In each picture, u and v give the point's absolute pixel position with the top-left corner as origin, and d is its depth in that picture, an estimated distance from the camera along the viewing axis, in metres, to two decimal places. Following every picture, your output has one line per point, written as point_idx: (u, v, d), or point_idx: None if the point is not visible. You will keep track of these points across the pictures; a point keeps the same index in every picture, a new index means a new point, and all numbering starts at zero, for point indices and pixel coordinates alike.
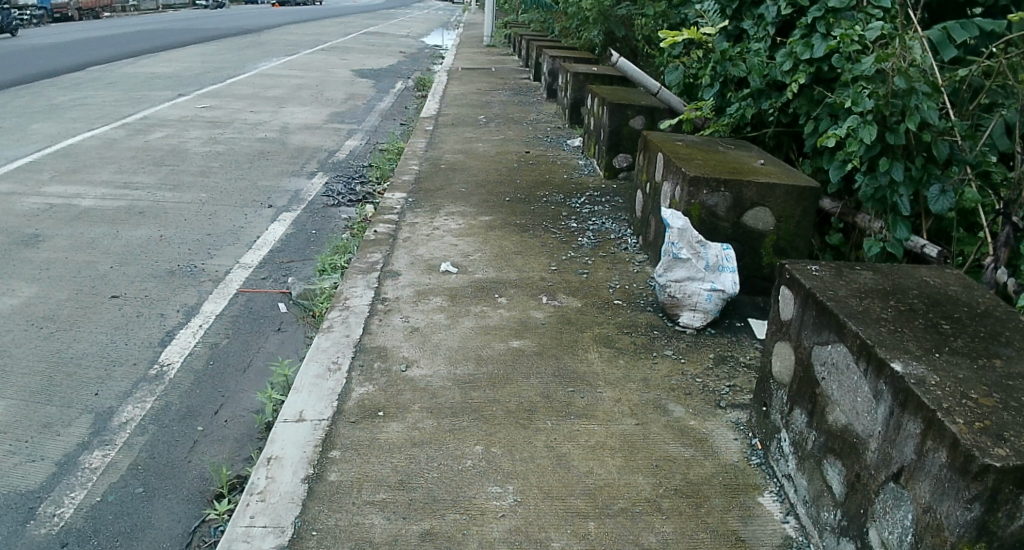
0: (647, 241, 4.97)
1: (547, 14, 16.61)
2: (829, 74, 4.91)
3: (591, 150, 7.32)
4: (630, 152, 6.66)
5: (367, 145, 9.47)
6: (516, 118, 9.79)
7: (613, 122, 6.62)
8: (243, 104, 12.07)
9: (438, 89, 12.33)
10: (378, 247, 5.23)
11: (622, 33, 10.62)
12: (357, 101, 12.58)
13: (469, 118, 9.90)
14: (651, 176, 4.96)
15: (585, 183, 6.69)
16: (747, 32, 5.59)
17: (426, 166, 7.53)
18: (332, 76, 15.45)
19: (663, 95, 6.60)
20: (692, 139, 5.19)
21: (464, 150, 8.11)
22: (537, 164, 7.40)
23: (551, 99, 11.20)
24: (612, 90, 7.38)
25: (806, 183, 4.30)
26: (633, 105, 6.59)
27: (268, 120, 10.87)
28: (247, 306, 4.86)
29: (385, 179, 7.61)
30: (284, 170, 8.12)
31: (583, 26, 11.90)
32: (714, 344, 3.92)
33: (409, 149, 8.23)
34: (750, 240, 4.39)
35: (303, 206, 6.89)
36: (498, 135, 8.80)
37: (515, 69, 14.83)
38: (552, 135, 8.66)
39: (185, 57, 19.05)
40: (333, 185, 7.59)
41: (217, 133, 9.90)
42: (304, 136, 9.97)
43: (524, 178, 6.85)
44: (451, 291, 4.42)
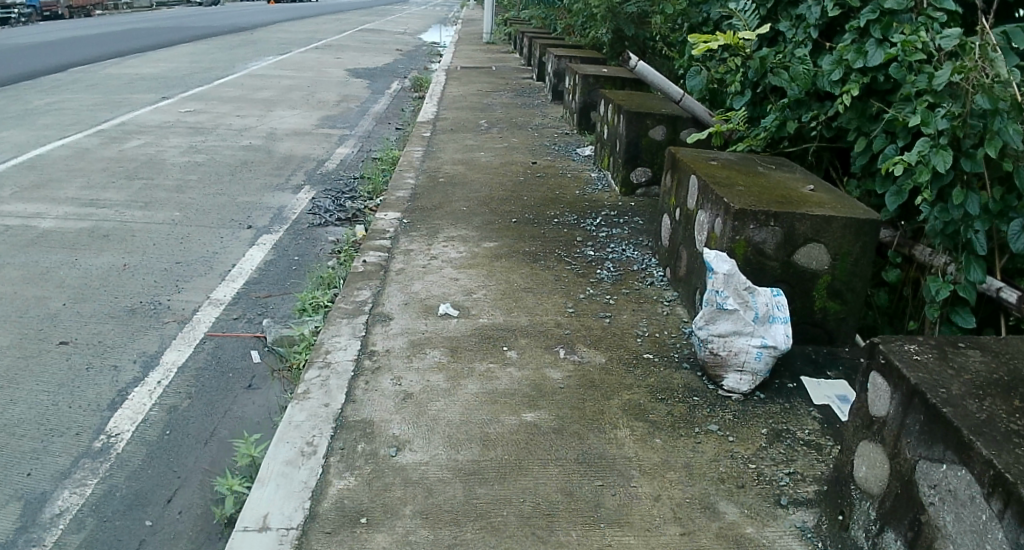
0: (676, 276, 4.33)
1: (549, 10, 15.98)
2: (884, 85, 4.26)
3: (604, 162, 6.66)
4: (648, 165, 6.01)
5: (360, 154, 8.82)
6: (520, 123, 9.15)
7: (630, 133, 5.95)
8: (229, 108, 11.45)
9: (436, 91, 11.70)
10: (368, 280, 4.58)
11: (633, 31, 9.97)
12: (350, 103, 11.93)
13: (469, 123, 9.26)
14: (680, 200, 4.32)
15: (598, 199, 6.04)
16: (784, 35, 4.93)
17: (422, 179, 6.88)
18: (326, 76, 14.81)
19: (686, 103, 5.81)
20: (726, 157, 4.56)
21: (464, 160, 7.46)
22: (545, 177, 6.75)
23: (556, 102, 10.54)
24: (628, 96, 6.70)
25: (867, 215, 3.69)
26: (653, 114, 5.93)
27: (255, 126, 10.24)
28: (214, 355, 4.25)
29: (377, 193, 6.97)
30: (268, 183, 7.48)
31: (590, 24, 11.24)
32: (763, 414, 3.29)
33: (405, 159, 7.59)
34: (801, 281, 3.77)
35: (288, 226, 6.24)
36: (500, 142, 8.16)
37: (517, 68, 14.19)
38: (560, 143, 8.01)
39: (174, 56, 18.45)
40: (321, 199, 6.95)
41: (198, 142, 9.28)
42: (292, 143, 9.32)
43: (532, 194, 6.19)
44: (451, 340, 3.77)
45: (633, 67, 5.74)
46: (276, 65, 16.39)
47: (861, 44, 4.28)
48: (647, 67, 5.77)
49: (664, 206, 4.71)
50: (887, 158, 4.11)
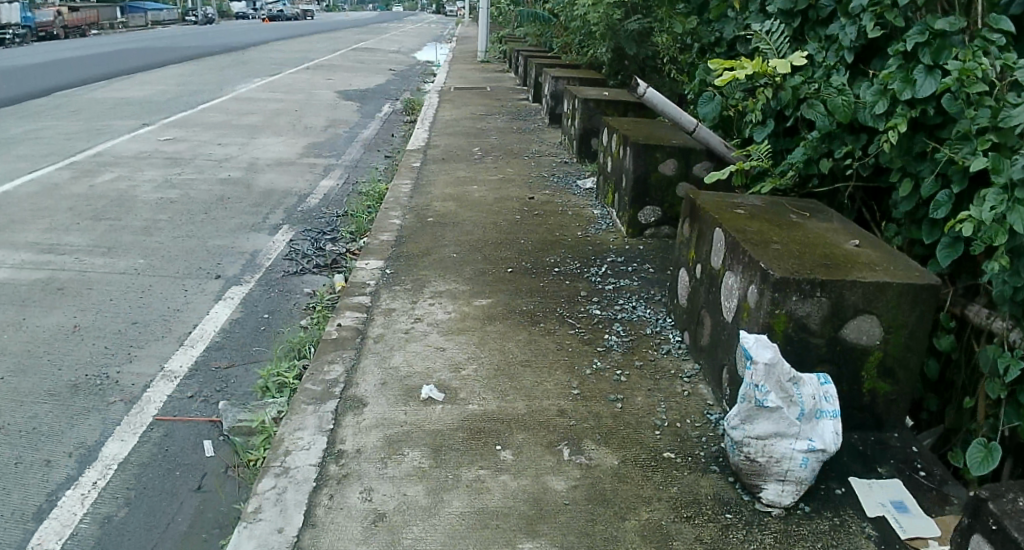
0: (696, 345, 3.74)
1: (544, 27, 15.49)
2: (934, 119, 3.67)
3: (608, 198, 6.07)
4: (658, 204, 5.43)
5: (345, 186, 8.24)
6: (516, 150, 8.59)
7: (638, 168, 5.36)
8: (211, 136, 10.90)
9: (428, 114, 11.15)
10: (341, 349, 3.99)
11: (634, 50, 9.43)
12: (339, 128, 11.36)
13: (462, 151, 8.70)
14: (702, 254, 3.71)
15: (603, 242, 5.44)
16: (814, 59, 4.36)
17: (410, 218, 6.29)
18: (315, 99, 14.29)
19: (701, 134, 5.22)
20: (751, 201, 3.96)
21: (455, 194, 6.88)
22: (543, 214, 6.18)
23: (553, 125, 9.98)
24: (633, 124, 6.11)
25: (925, 281, 3.10)
26: (663, 146, 5.34)
27: (236, 155, 9.69)
28: (161, 447, 3.69)
29: (361, 234, 6.40)
30: (244, 223, 6.91)
31: (589, 43, 10.69)
32: (810, 535, 2.73)
33: (392, 194, 6.99)
34: (849, 359, 3.18)
35: (260, 274, 5.68)
36: (495, 173, 7.59)
37: (513, 88, 13.66)
38: (559, 174, 7.44)
39: (161, 79, 17.94)
40: (299, 241, 6.37)
41: (174, 174, 8.71)
42: (274, 175, 8.74)
43: (530, 237, 5.60)
44: (434, 436, 3.18)
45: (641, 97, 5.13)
46: (265, 88, 15.85)
47: (907, 71, 3.72)
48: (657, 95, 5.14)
49: (680, 258, 4.11)
50: (940, 205, 3.54)
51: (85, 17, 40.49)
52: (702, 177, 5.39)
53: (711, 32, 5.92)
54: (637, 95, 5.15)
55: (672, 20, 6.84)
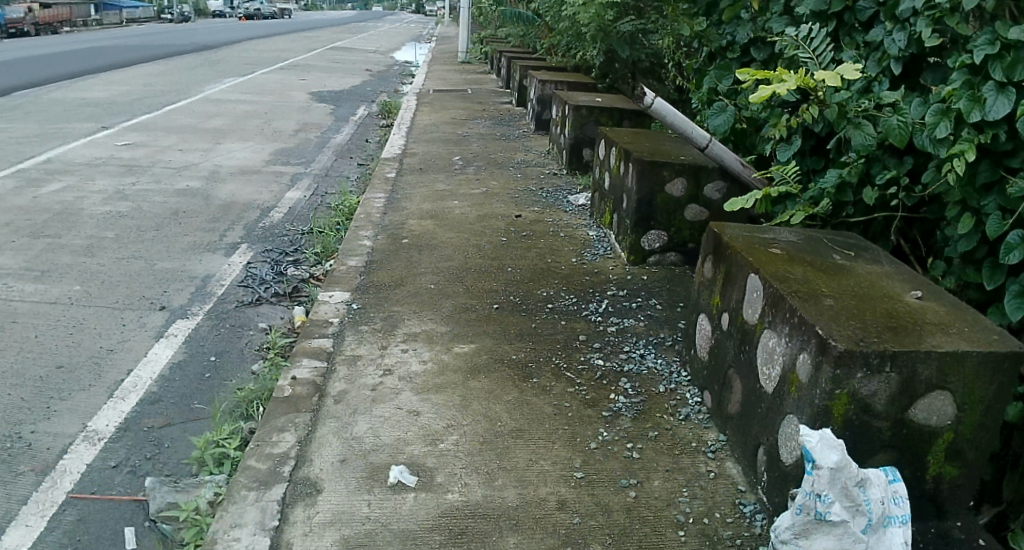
0: (722, 412, 3.13)
1: (527, 28, 14.93)
2: (1006, 145, 3.06)
3: (605, 219, 5.45)
4: (664, 228, 4.81)
5: (314, 199, 7.54)
6: (500, 159, 7.95)
7: (642, 188, 4.73)
8: (172, 141, 10.17)
9: (406, 119, 10.50)
10: (295, 410, 3.33)
11: (626, 53, 8.85)
12: (309, 133, 10.64)
13: (442, 160, 8.04)
14: (730, 303, 3.13)
15: (602, 270, 4.81)
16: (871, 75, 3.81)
17: (382, 237, 5.61)
18: (287, 101, 13.58)
19: (714, 149, 4.58)
20: (786, 238, 3.39)
21: (433, 210, 6.21)
22: (532, 234, 5.54)
23: (539, 132, 9.33)
24: (634, 137, 5.48)
25: (1011, 352, 2.49)
26: (671, 164, 4.72)
27: (197, 163, 8.97)
28: (71, 537, 3.01)
29: (327, 256, 5.74)
30: (198, 242, 6.21)
31: (577, 45, 10.07)
32: None
33: (363, 210, 6.31)
34: (914, 444, 2.57)
35: (210, 305, 5.00)
36: (477, 185, 6.94)
37: (494, 91, 13.05)
38: (548, 187, 6.81)
39: (126, 78, 17.13)
40: (257, 264, 5.69)
41: (126, 184, 7.99)
42: (237, 185, 8.03)
43: (519, 264, 4.95)
44: (406, 540, 2.53)
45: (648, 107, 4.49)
46: (235, 89, 15.08)
47: (975, 87, 3.12)
48: (668, 106, 4.51)
49: (698, 299, 3.51)
50: (1012, 248, 2.89)
51: (56, 13, 39.35)
52: (714, 198, 4.78)
53: (726, 33, 5.29)
54: (644, 105, 4.51)
55: (675, 22, 6.28)
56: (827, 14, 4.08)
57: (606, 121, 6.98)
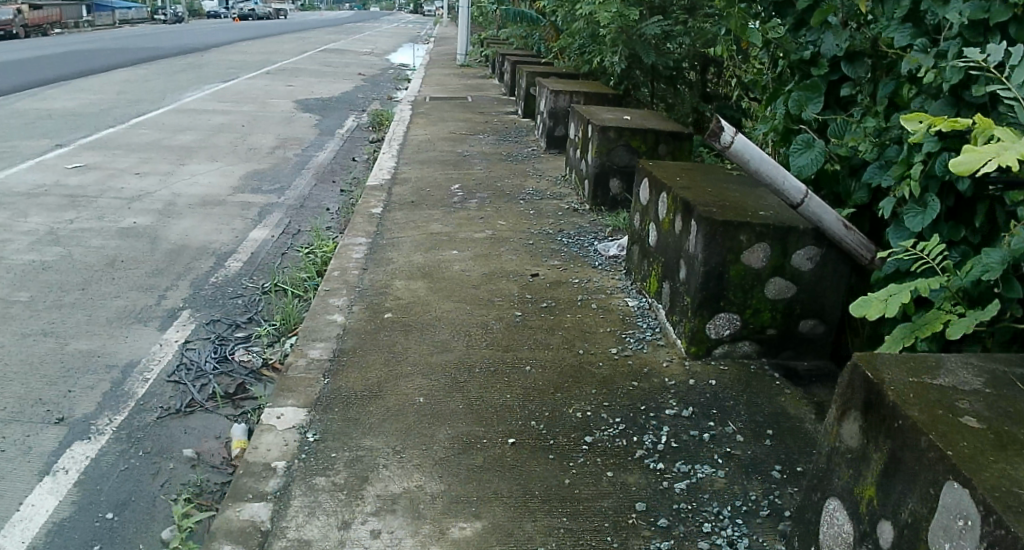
0: None
1: (531, 28, 13.80)
2: None
3: (646, 286, 4.20)
4: (737, 310, 3.58)
5: (284, 239, 6.20)
6: (507, 186, 6.65)
7: (710, 258, 3.47)
8: (132, 161, 8.82)
9: (398, 134, 9.22)
10: None
11: (652, 58, 7.65)
12: (288, 151, 9.33)
13: (438, 187, 6.74)
14: (902, 514, 2.00)
15: (654, 369, 3.51)
16: None
17: (359, 304, 4.28)
18: (269, 110, 12.28)
19: (811, 206, 3.34)
20: (967, 382, 2.22)
21: (425, 259, 4.90)
22: (554, 299, 4.25)
23: (551, 150, 8.03)
24: (681, 173, 4.20)
25: None
26: (751, 224, 3.46)
27: (153, 190, 7.64)
28: None
29: (289, 329, 4.46)
30: (129, 309, 4.90)
31: (593, 50, 8.80)
32: None
33: (338, 262, 4.97)
34: None
35: (122, 418, 3.73)
36: (481, 223, 5.63)
37: (496, 98, 11.82)
38: (568, 226, 5.52)
39: (100, 85, 15.73)
40: (197, 344, 4.41)
41: (63, 222, 6.65)
42: (195, 220, 6.68)
43: (541, 355, 3.62)
44: None
45: (727, 147, 3.19)
46: (214, 98, 13.71)
47: None
48: (751, 145, 3.21)
49: (823, 461, 2.38)
50: None
51: (45, 15, 37.90)
52: (804, 268, 3.56)
53: (810, 40, 4.09)
54: (719, 144, 3.21)
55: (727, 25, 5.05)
56: (991, 25, 2.89)
57: (638, 146, 5.69)
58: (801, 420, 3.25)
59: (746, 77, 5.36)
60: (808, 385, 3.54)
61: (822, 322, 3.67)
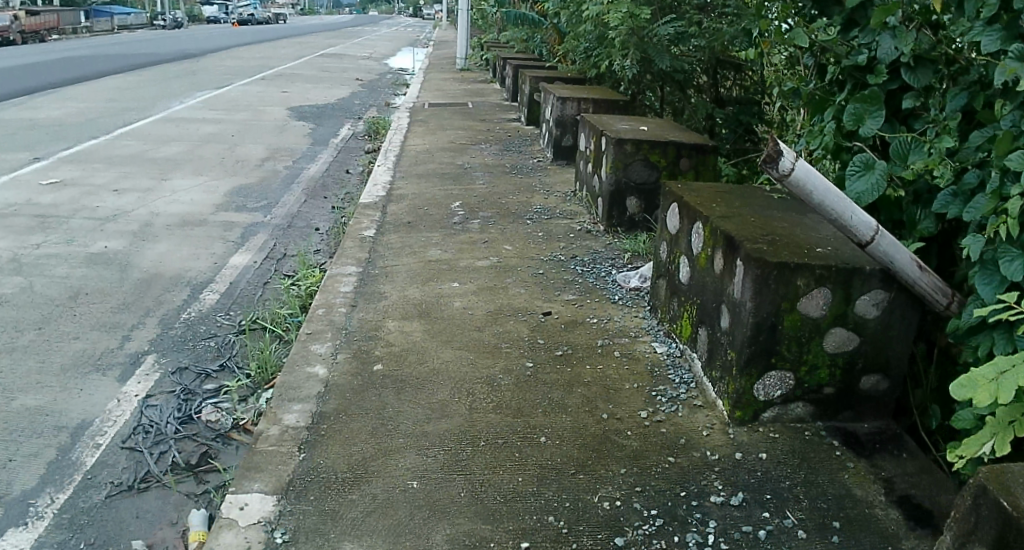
0: None
1: (534, 30, 13.23)
2: None
3: (676, 329, 3.65)
4: (791, 367, 3.02)
5: (267, 264, 5.63)
6: (513, 203, 6.07)
7: (762, 307, 2.91)
8: (111, 175, 8.26)
9: (395, 144, 8.66)
10: None
11: (668, 63, 7.11)
12: (278, 163, 8.76)
13: (437, 203, 6.17)
14: None
15: (692, 439, 2.95)
16: None
17: (344, 352, 3.71)
18: (261, 119, 11.72)
19: (883, 243, 2.80)
20: None
21: (421, 293, 4.33)
22: (570, 344, 3.68)
23: (558, 161, 7.46)
24: (716, 196, 3.64)
25: None
26: (810, 264, 2.90)
27: (130, 208, 7.07)
28: None
29: (265, 382, 3.92)
30: (88, 353, 4.33)
31: (601, 54, 8.24)
32: None
33: (323, 296, 4.39)
34: None
35: (65, 496, 3.17)
36: (484, 247, 5.05)
37: (499, 104, 11.26)
38: (581, 251, 4.95)
39: (89, 93, 15.18)
40: (160, 400, 3.85)
41: (28, 246, 6.08)
42: (172, 243, 6.10)
43: (556, 420, 3.06)
44: None
45: (785, 176, 2.66)
46: (205, 106, 13.12)
47: None
48: (814, 172, 2.70)
49: None
50: None
51: (41, 21, 37.42)
52: (869, 316, 3.00)
53: (864, 43, 3.55)
54: (776, 172, 2.68)
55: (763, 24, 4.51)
56: None
57: (657, 161, 5.13)
58: (870, 503, 2.68)
59: (781, 85, 4.81)
60: (873, 455, 2.97)
61: (887, 378, 3.10)
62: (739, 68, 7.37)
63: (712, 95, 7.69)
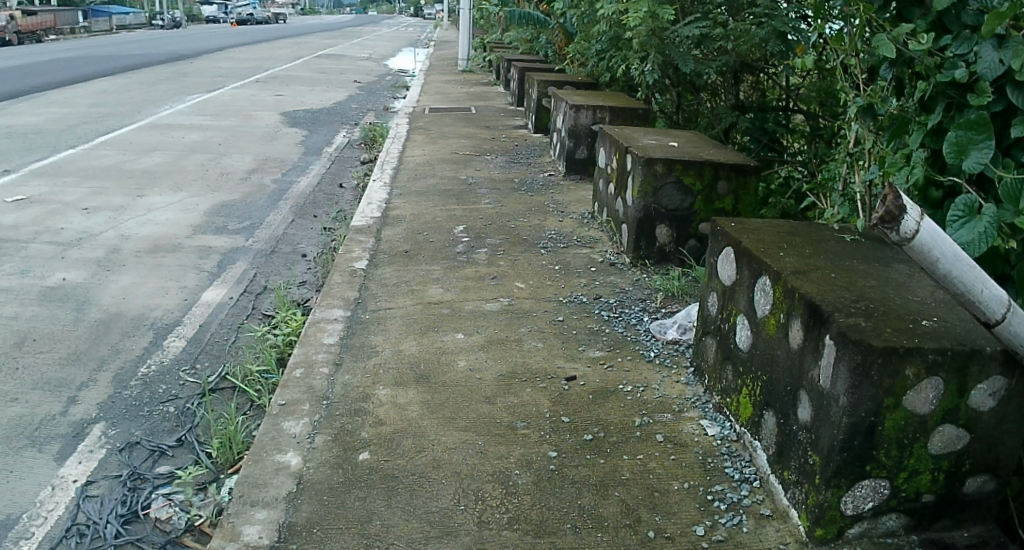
0: None
1: (539, 30, 12.54)
2: None
3: (730, 404, 3.02)
4: (888, 476, 2.38)
5: (244, 300, 4.94)
6: (523, 227, 5.38)
7: (860, 402, 2.28)
8: (82, 191, 7.54)
9: (392, 154, 7.97)
10: None
11: (693, 68, 6.43)
12: (266, 176, 8.06)
13: (437, 226, 5.47)
14: None
15: None
16: None
17: (323, 433, 3.01)
18: (252, 125, 11.02)
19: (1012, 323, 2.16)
20: None
21: (417, 347, 3.63)
22: (602, 424, 3.00)
23: (571, 176, 6.76)
24: (780, 240, 2.99)
25: None
26: (922, 347, 2.25)
27: (98, 230, 6.36)
28: None
29: (229, 465, 3.24)
30: (22, 419, 3.62)
31: (616, 57, 7.54)
32: None
33: (303, 351, 3.67)
34: None
35: None
36: (492, 284, 4.35)
37: (504, 109, 10.56)
38: (605, 290, 4.26)
39: (73, 98, 14.45)
40: (102, 488, 3.18)
41: None
42: (138, 274, 5.39)
43: (590, 545, 2.40)
44: None
45: (908, 240, 2.03)
46: (193, 111, 12.39)
47: None
48: (942, 234, 2.05)
49: None
50: None
51: (39, 21, 36.67)
52: (984, 409, 2.33)
53: (960, 55, 2.89)
54: (897, 234, 2.05)
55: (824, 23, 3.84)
56: None
57: (692, 184, 4.43)
58: None
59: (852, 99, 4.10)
60: None
61: (995, 480, 2.44)
62: (767, 72, 6.69)
63: (735, 102, 7.01)
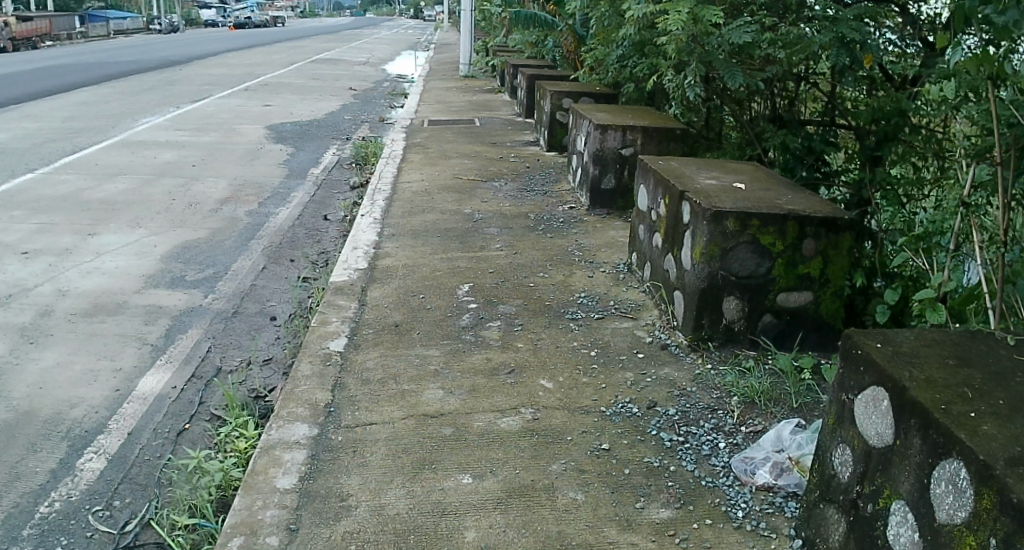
0: None
1: (547, 35, 11.53)
2: None
3: None
4: None
5: (191, 391, 3.90)
6: (545, 285, 4.31)
7: None
8: (25, 227, 6.48)
9: (386, 179, 6.91)
10: None
11: (741, 82, 5.25)
12: (241, 206, 7.00)
13: (436, 284, 4.42)
14: None
15: None
16: None
17: None
18: (234, 141, 9.97)
19: None
20: None
21: (405, 497, 2.58)
22: None
23: (594, 209, 5.71)
24: (961, 384, 2.00)
25: None
26: None
27: (30, 280, 5.29)
28: None
29: None
30: None
31: (643, 66, 6.47)
32: None
33: (245, 501, 2.61)
34: None
35: None
36: (507, 379, 3.30)
37: (510, 122, 9.52)
38: (658, 391, 3.21)
39: (46, 110, 13.39)
40: None
41: None
42: (66, 346, 4.33)
43: None
44: None
45: None
46: (172, 125, 11.35)
47: None
48: None
49: None
50: None
51: (33, 27, 35.66)
52: None
53: None
54: None
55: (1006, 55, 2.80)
56: None
57: (771, 244, 3.37)
58: None
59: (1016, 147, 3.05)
60: None
61: None
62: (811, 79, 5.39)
63: (772, 116, 5.74)
